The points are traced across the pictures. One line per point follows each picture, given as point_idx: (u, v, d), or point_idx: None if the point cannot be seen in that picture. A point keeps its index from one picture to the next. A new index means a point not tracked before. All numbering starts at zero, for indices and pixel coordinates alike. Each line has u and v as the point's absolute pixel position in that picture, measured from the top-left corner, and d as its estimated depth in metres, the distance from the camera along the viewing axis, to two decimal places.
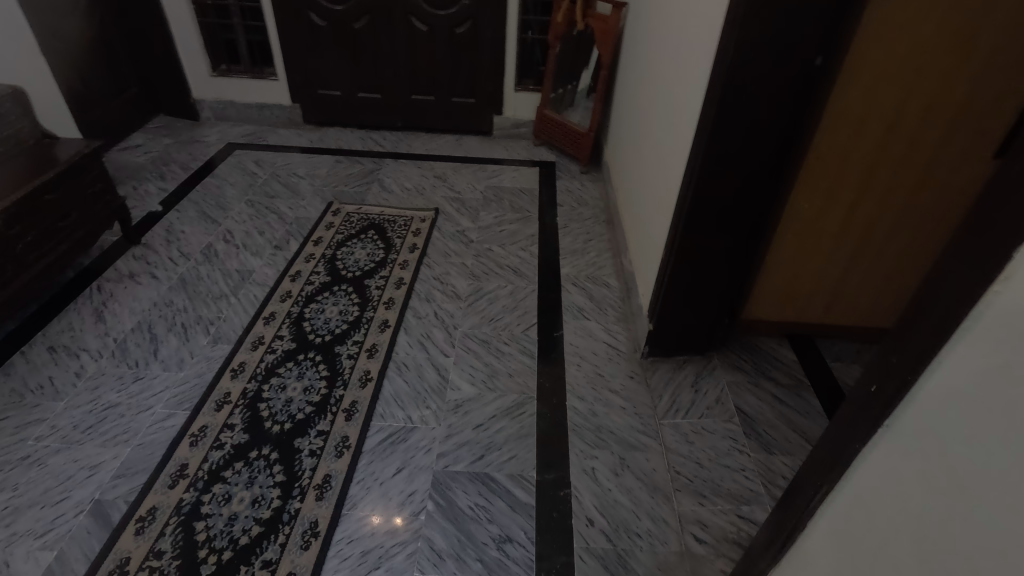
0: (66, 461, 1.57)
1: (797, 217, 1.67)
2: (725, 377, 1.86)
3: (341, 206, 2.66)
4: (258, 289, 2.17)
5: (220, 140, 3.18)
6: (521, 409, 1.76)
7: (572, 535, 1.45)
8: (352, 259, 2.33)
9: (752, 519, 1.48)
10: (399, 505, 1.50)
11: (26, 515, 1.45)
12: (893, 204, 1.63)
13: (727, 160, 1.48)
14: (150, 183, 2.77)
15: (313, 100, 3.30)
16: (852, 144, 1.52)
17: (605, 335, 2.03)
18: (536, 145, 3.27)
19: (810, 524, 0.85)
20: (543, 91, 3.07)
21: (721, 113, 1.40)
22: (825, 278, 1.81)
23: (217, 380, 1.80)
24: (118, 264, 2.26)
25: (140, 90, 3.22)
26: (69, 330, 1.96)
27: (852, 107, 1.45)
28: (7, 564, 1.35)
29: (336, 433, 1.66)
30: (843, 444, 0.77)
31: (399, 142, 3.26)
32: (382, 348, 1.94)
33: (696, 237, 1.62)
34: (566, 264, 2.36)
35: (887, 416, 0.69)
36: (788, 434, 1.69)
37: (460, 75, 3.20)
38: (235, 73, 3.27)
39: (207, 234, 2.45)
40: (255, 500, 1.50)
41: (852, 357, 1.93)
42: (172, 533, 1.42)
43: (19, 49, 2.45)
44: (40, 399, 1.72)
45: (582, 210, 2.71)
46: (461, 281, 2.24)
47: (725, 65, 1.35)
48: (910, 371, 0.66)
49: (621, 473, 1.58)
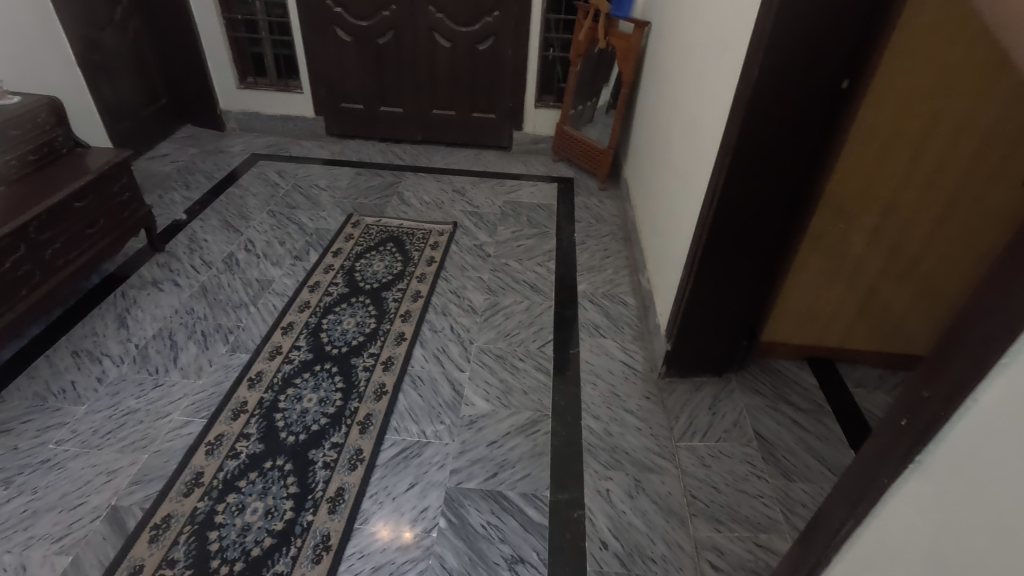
0: (85, 465, 1.59)
1: (818, 241, 1.65)
2: (743, 399, 1.83)
3: (360, 217, 2.70)
4: (277, 299, 2.19)
5: (244, 151, 3.24)
6: (535, 427, 1.74)
7: (585, 558, 1.42)
8: (371, 271, 2.35)
9: (771, 547, 1.44)
10: (411, 520, 1.49)
11: (44, 518, 1.46)
12: (918, 230, 1.61)
13: (748, 183, 1.48)
14: (175, 192, 2.83)
15: (336, 113, 3.35)
16: (876, 169, 1.50)
17: (622, 354, 2.01)
18: (555, 161, 3.28)
19: (833, 559, 0.83)
20: (563, 108, 3.08)
21: (743, 136, 1.40)
22: (847, 302, 1.79)
23: (235, 389, 1.82)
24: (142, 271, 2.31)
25: (169, 101, 3.31)
26: (93, 335, 2.00)
27: (877, 131, 1.44)
28: (24, 568, 1.37)
29: (350, 446, 1.66)
30: (870, 477, 0.75)
31: (419, 155, 3.29)
32: (397, 361, 1.94)
33: (715, 257, 1.61)
34: (583, 280, 2.35)
35: (917, 452, 0.67)
36: (808, 461, 1.66)
37: (481, 91, 3.23)
38: (260, 85, 3.34)
39: (228, 243, 2.49)
40: (268, 511, 1.50)
41: (875, 383, 1.89)
42: (185, 542, 1.42)
43: (55, 59, 2.53)
44: (62, 403, 1.75)
45: (600, 227, 2.71)
46: (477, 295, 2.25)
47: (749, 88, 1.34)
48: (941, 408, 0.64)
49: (636, 495, 1.56)
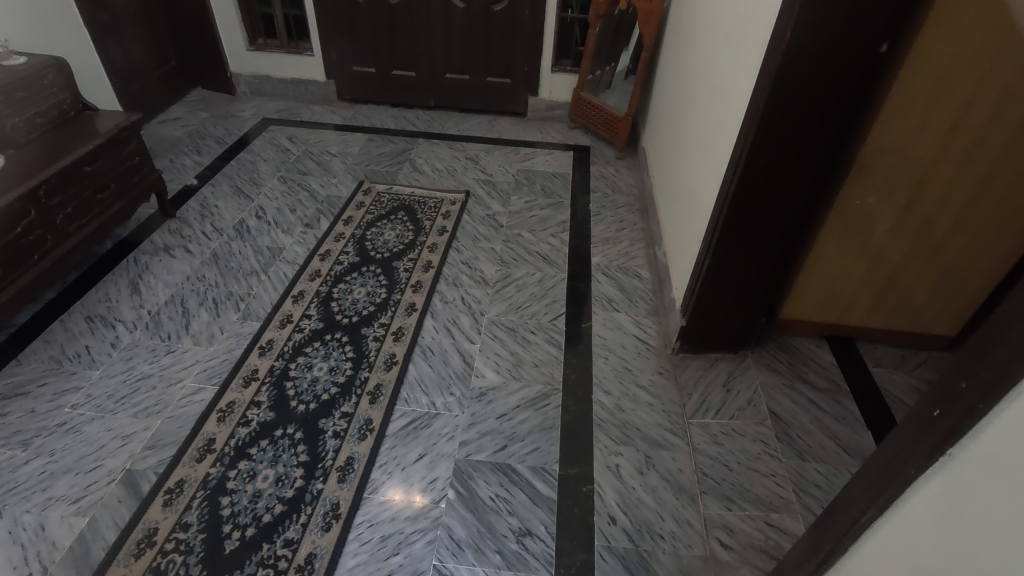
0: (100, 429, 1.61)
1: (845, 216, 1.58)
2: (758, 377, 1.79)
3: (372, 184, 2.65)
4: (288, 267, 2.18)
5: (256, 115, 3.19)
6: (545, 400, 1.73)
7: (594, 532, 1.42)
8: (382, 239, 2.32)
9: (781, 527, 1.43)
10: (421, 489, 1.50)
11: (62, 480, 1.49)
12: (953, 206, 1.53)
13: (776, 153, 1.41)
14: (186, 156, 2.80)
15: (348, 77, 3.27)
16: (912, 139, 1.42)
17: (635, 328, 1.97)
18: (571, 129, 3.19)
19: (851, 548, 0.81)
20: (581, 73, 2.97)
21: (772, 102, 1.32)
22: (872, 280, 1.72)
23: (246, 356, 1.82)
24: (154, 237, 2.30)
25: (179, 63, 3.25)
26: (107, 300, 2.01)
27: (916, 98, 1.35)
28: (43, 528, 1.40)
29: (359, 415, 1.67)
30: (895, 467, 0.72)
31: (432, 122, 3.22)
32: (407, 331, 1.93)
33: (736, 231, 1.55)
34: (597, 252, 2.30)
35: (950, 444, 0.64)
36: (823, 441, 1.62)
37: (497, 54, 3.12)
38: (271, 47, 3.27)
39: (240, 210, 2.47)
40: (279, 478, 1.51)
41: (896, 363, 1.84)
42: (197, 506, 1.45)
43: (62, 17, 2.48)
44: (77, 367, 1.77)
45: (616, 197, 2.64)
46: (490, 266, 2.21)
47: (779, 52, 1.26)
48: (980, 400, 0.60)
49: (646, 472, 1.55)
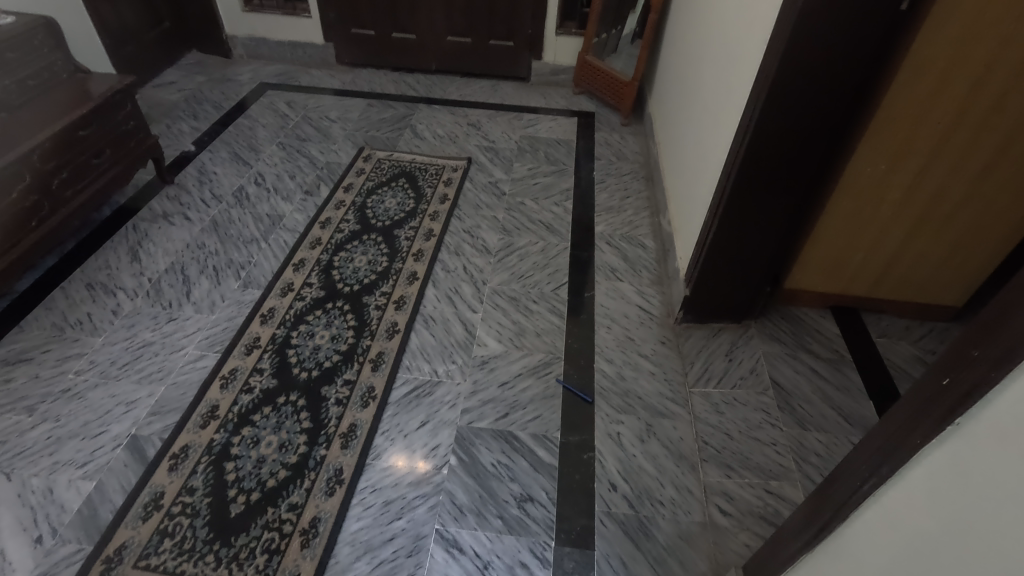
0: (104, 395, 1.62)
1: (857, 182, 1.54)
2: (761, 347, 1.79)
3: (373, 151, 2.61)
4: (288, 235, 2.15)
5: (253, 80, 3.12)
6: (548, 368, 1.73)
7: (594, 498, 1.44)
8: (383, 208, 2.29)
9: (780, 495, 1.44)
10: (423, 455, 1.52)
11: (68, 445, 1.51)
12: (967, 172, 1.49)
13: (788, 119, 1.36)
14: (183, 122, 2.75)
15: (348, 39, 3.18)
16: (929, 104, 1.38)
17: (638, 298, 1.96)
18: (576, 94, 3.10)
19: (852, 516, 0.81)
20: (587, 36, 2.88)
21: (784, 64, 1.28)
22: (880, 250, 1.70)
23: (247, 324, 1.82)
24: (153, 204, 2.27)
25: (173, 24, 3.16)
26: (107, 268, 1.99)
27: (934, 61, 1.30)
28: (52, 491, 1.42)
29: (361, 383, 1.67)
30: (901, 436, 0.71)
31: (433, 87, 3.14)
32: (409, 300, 1.92)
33: (743, 200, 1.53)
34: (601, 221, 2.27)
35: (958, 414, 0.63)
36: (824, 410, 1.63)
37: (500, 16, 3.01)
38: (267, 8, 3.16)
39: (239, 176, 2.43)
40: (283, 444, 1.53)
41: (901, 333, 1.83)
42: (203, 471, 1.46)
43: None
44: (79, 335, 1.77)
45: (620, 165, 2.59)
46: (492, 235, 2.18)
47: (794, 12, 1.21)
48: (991, 369, 0.58)
49: (647, 440, 1.56)
